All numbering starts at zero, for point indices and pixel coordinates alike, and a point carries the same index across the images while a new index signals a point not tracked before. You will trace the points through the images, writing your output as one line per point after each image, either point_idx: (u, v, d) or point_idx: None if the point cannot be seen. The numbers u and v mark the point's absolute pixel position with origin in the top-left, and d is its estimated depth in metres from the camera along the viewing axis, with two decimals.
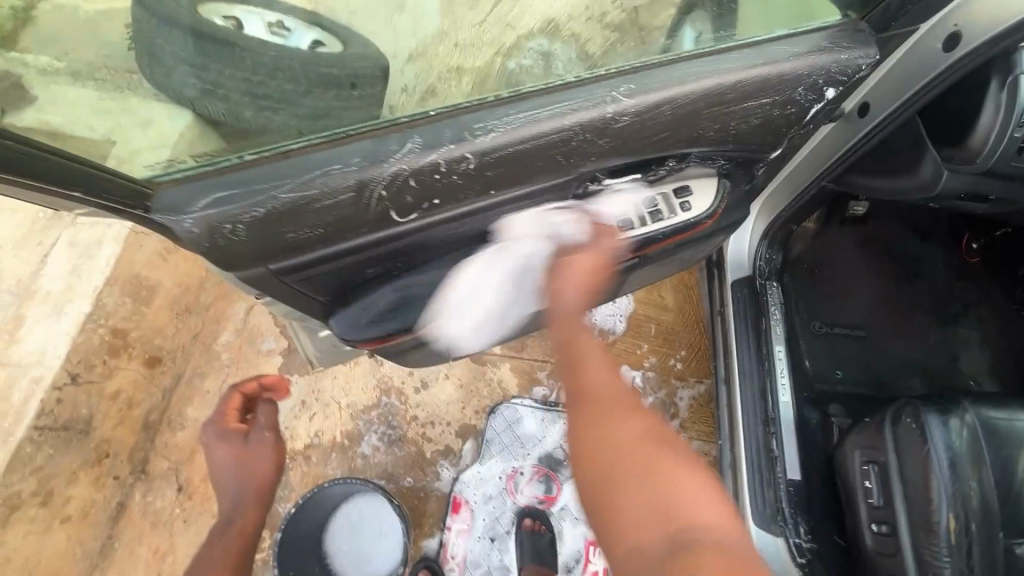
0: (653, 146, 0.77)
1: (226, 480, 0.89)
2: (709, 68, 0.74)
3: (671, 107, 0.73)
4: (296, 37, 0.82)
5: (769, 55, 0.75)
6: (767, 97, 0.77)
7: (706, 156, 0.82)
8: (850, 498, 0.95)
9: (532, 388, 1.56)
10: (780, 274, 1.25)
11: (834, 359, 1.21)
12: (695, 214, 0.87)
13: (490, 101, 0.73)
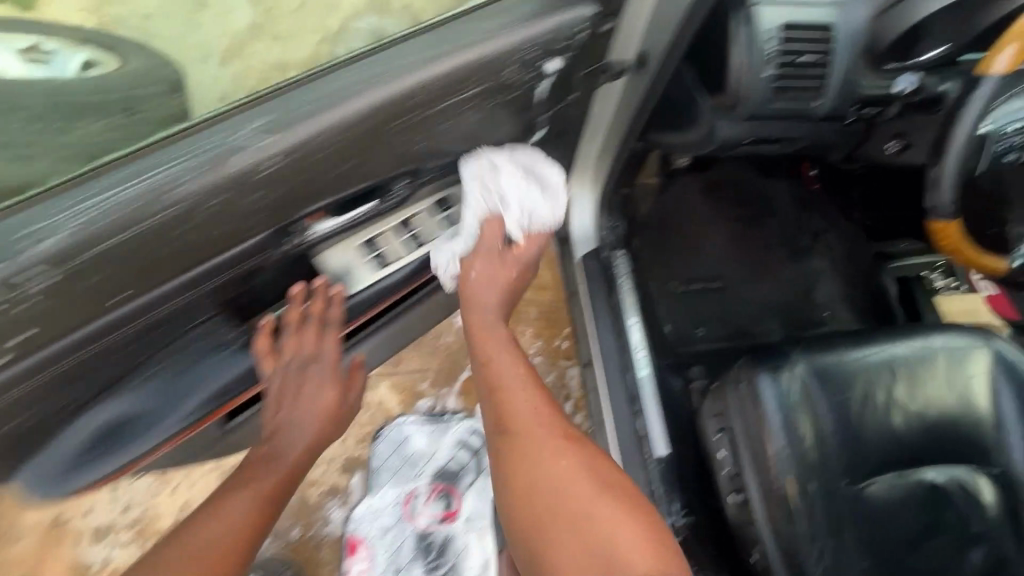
0: (344, 172, 0.64)
1: (291, 418, 0.74)
2: (371, 67, 0.62)
3: (348, 128, 0.60)
4: (60, 59, 0.62)
5: (442, 41, 0.65)
6: (464, 91, 0.67)
7: (438, 168, 0.78)
8: (713, 468, 0.91)
9: (416, 402, 1.47)
10: (626, 240, 1.18)
11: (693, 316, 1.16)
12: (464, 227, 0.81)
13: (52, 188, 0.53)
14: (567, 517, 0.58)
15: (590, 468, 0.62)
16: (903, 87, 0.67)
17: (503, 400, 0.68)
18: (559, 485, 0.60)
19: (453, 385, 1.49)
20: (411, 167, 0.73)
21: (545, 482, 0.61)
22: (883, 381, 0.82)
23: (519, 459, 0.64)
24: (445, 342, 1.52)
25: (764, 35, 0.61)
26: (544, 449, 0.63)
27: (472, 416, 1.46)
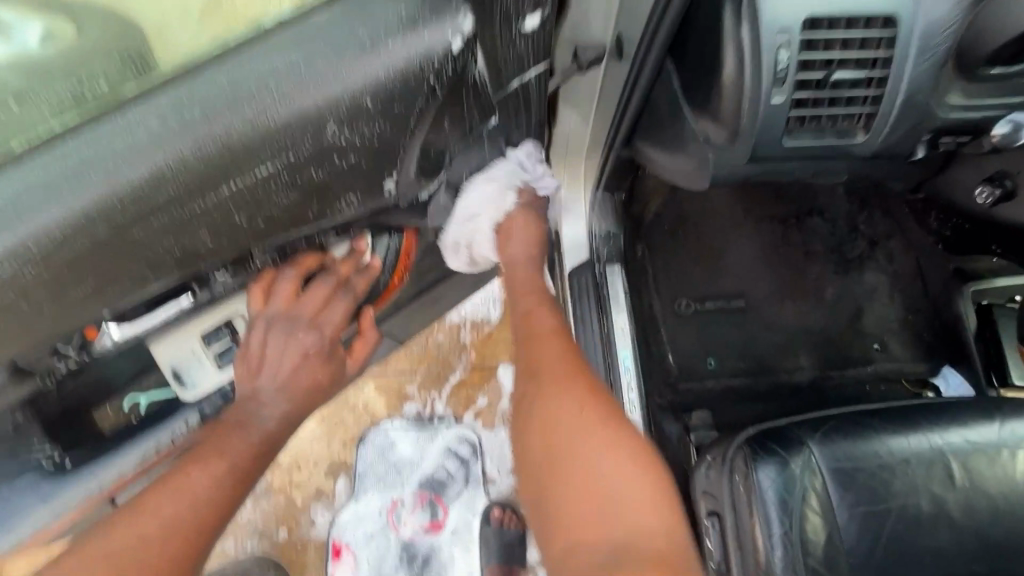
0: (81, 305, 0.47)
1: (263, 387, 0.64)
2: (73, 153, 0.41)
3: (54, 251, 0.42)
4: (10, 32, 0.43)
5: (193, 102, 0.42)
6: (244, 175, 0.45)
7: (277, 249, 0.55)
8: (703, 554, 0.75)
9: (402, 405, 1.36)
10: (625, 251, 0.97)
11: (704, 344, 0.97)
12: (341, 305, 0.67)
13: None
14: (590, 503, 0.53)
15: (633, 455, 0.56)
16: (1006, 133, 0.50)
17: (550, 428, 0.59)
18: (607, 469, 0.54)
19: (442, 387, 1.37)
20: (233, 257, 0.52)
21: (602, 483, 0.54)
22: (933, 487, 0.62)
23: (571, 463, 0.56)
24: (436, 341, 1.39)
25: (774, 41, 0.42)
26: (593, 417, 0.58)
27: (462, 423, 1.36)
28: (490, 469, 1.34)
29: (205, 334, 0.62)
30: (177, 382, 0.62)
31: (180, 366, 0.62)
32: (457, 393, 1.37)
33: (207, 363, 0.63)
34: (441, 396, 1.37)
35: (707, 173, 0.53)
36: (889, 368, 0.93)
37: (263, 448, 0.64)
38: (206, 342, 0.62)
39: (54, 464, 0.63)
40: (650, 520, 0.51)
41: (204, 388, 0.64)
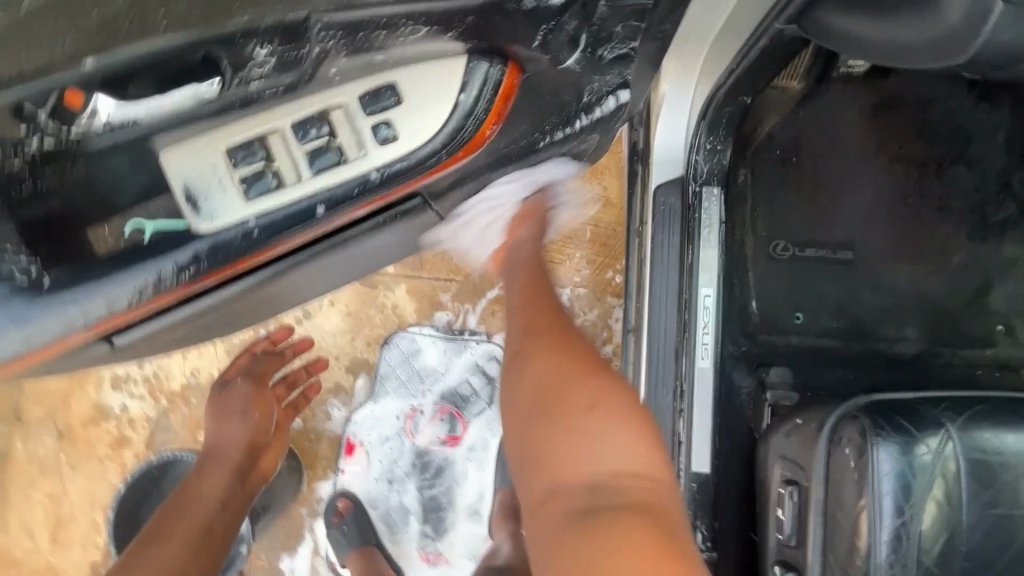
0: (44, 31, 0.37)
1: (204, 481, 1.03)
2: None
3: None
4: None
5: None
6: None
7: (344, 31, 0.44)
8: (763, 519, 0.68)
9: (433, 313, 1.29)
10: (728, 173, 0.82)
11: (794, 296, 0.84)
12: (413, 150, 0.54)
13: None
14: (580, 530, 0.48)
15: (598, 375, 0.58)
16: None
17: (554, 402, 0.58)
18: (597, 471, 0.52)
19: (477, 301, 1.28)
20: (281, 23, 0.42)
21: (584, 463, 0.52)
22: None
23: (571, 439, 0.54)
24: None
25: None
26: (598, 424, 0.54)
27: (493, 340, 1.28)
28: None
29: (234, 150, 0.50)
30: (189, 209, 0.50)
31: (194, 187, 0.50)
32: (492, 309, 1.28)
33: (231, 191, 0.51)
34: (475, 310, 1.28)
35: (981, 31, 0.41)
36: (1010, 355, 0.81)
37: (205, 529, 0.97)
38: (233, 155, 0.50)
39: (26, 279, 0.46)
40: (654, 465, 0.54)
41: (224, 224, 0.52)
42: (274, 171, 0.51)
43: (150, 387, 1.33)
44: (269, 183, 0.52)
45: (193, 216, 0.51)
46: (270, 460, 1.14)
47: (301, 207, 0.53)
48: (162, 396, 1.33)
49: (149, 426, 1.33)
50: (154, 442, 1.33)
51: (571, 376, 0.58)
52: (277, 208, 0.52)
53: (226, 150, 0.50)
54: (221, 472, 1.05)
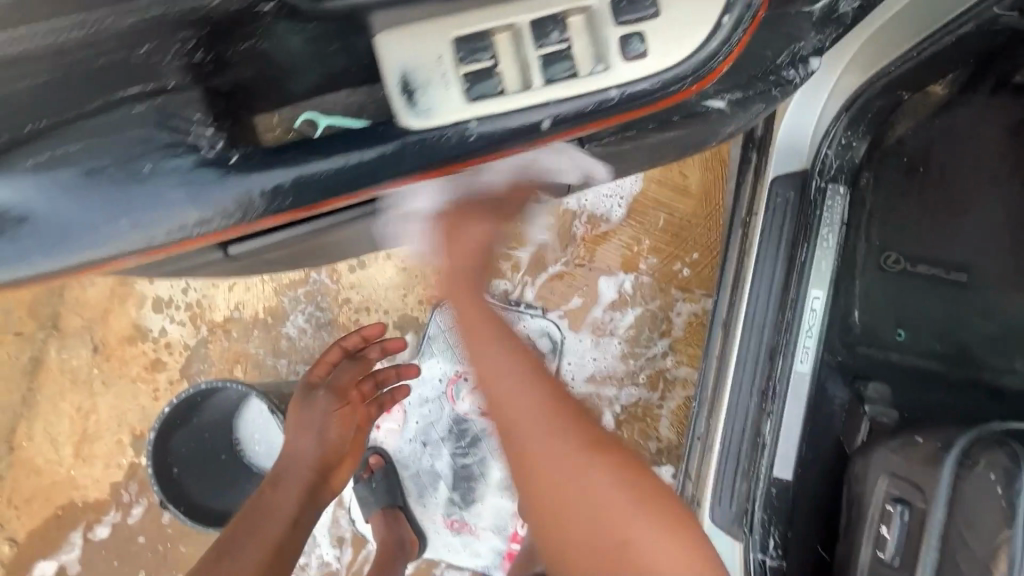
0: None
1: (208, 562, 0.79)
2: None
3: None
4: None
5: None
6: None
7: None
8: (854, 532, 0.66)
9: (491, 280, 1.25)
10: (855, 172, 0.78)
11: (899, 312, 0.80)
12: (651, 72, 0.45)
13: None
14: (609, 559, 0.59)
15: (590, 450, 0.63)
16: None
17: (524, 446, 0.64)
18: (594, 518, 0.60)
19: (538, 274, 1.25)
20: None
21: (595, 514, 0.60)
22: None
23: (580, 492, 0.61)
24: (544, 224, 1.25)
25: None
26: (596, 466, 0.62)
27: (548, 316, 1.24)
28: (565, 372, 1.24)
29: (460, 42, 0.44)
30: (400, 101, 0.45)
31: (413, 77, 0.45)
32: (552, 286, 1.25)
33: (454, 89, 0.45)
34: (534, 283, 1.25)
35: None
36: None
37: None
38: (460, 45, 0.44)
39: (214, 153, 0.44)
40: (665, 562, 0.58)
41: (439, 123, 0.45)
42: (493, 72, 0.45)
43: (191, 315, 1.30)
44: (494, 85, 0.45)
45: (400, 112, 0.45)
46: (340, 477, 1.01)
47: (524, 124, 0.46)
48: (203, 324, 1.30)
49: (186, 353, 1.30)
50: (189, 370, 1.30)
51: (536, 414, 0.65)
52: (506, 118, 0.46)
53: (454, 41, 0.44)
54: (297, 492, 0.93)
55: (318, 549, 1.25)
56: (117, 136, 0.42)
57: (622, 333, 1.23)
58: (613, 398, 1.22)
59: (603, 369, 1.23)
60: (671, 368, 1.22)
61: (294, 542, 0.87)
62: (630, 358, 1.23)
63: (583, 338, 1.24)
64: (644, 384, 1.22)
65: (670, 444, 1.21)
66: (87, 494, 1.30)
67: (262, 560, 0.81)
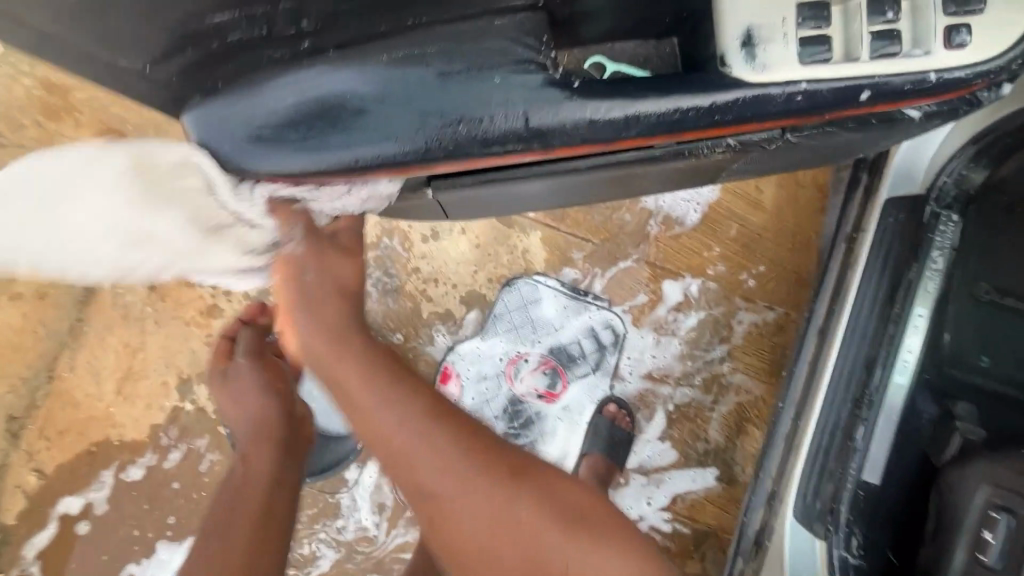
0: None
1: (227, 497, 0.77)
2: None
3: None
4: None
5: None
6: None
7: None
8: (948, 538, 0.70)
9: (562, 268, 1.27)
10: (966, 202, 0.82)
11: (986, 339, 0.82)
12: (963, 59, 0.52)
13: None
14: (531, 560, 0.67)
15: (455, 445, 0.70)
16: None
17: (415, 471, 0.69)
18: (486, 528, 0.68)
19: (608, 267, 1.27)
20: None
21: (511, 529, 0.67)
22: None
23: (459, 527, 0.68)
24: (620, 219, 1.28)
25: None
26: (494, 482, 0.69)
27: (613, 310, 1.27)
28: (624, 366, 1.27)
29: (806, 11, 0.52)
30: (741, 50, 0.52)
31: (757, 33, 0.52)
32: (621, 280, 1.27)
33: (788, 47, 0.52)
34: (603, 275, 1.27)
35: None
36: None
37: (264, 534, 0.74)
38: (803, 12, 0.52)
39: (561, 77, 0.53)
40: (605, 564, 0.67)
41: (771, 78, 0.52)
42: (823, 38, 0.52)
43: None
44: (826, 52, 0.51)
45: (735, 60, 0.52)
46: (304, 433, 0.88)
47: (838, 88, 0.52)
48: None
49: (245, 302, 1.29)
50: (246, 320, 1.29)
51: (422, 429, 0.70)
52: (824, 81, 0.52)
53: (799, 10, 0.52)
54: (266, 451, 0.81)
55: (357, 513, 1.25)
56: (472, 47, 0.53)
57: (683, 334, 1.26)
58: (668, 396, 1.25)
59: (661, 367, 1.26)
60: (727, 374, 1.25)
61: (286, 504, 0.79)
62: (688, 359, 1.26)
63: (644, 334, 1.27)
64: (699, 386, 1.25)
65: (717, 447, 1.25)
66: (124, 434, 1.27)
67: (256, 529, 0.74)
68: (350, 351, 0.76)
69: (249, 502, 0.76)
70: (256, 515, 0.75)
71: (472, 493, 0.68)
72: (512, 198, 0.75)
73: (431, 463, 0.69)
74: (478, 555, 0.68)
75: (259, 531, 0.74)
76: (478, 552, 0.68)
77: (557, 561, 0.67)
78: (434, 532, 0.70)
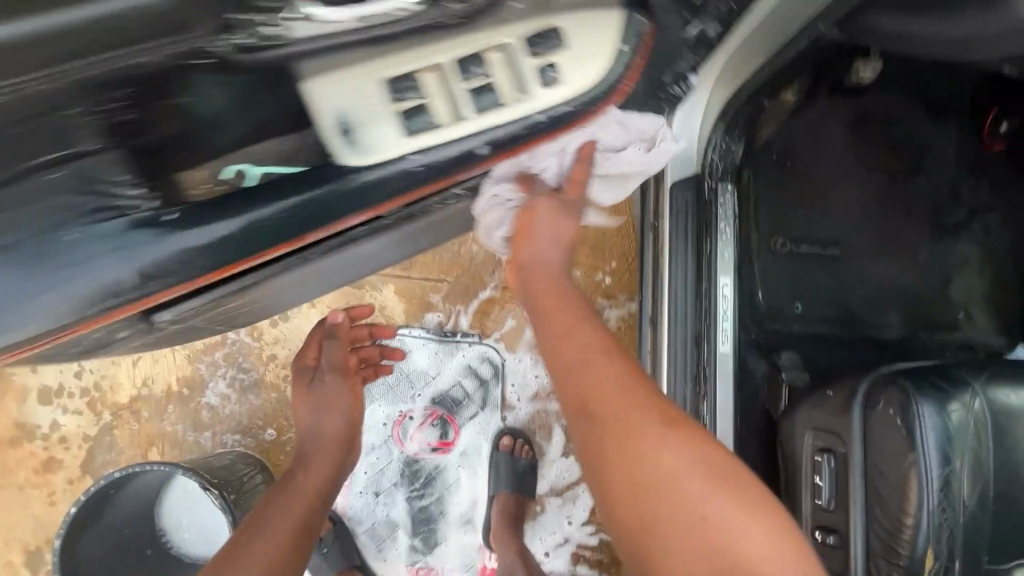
0: None
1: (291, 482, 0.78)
2: None
3: None
4: None
5: None
6: None
7: None
8: (795, 490, 0.72)
9: (424, 314, 1.25)
10: (737, 170, 0.88)
11: (793, 287, 0.91)
12: (569, 99, 0.52)
13: None
14: (640, 495, 0.47)
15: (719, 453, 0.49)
16: None
17: (605, 429, 0.50)
18: (688, 493, 0.46)
19: (469, 302, 1.26)
20: None
21: (656, 527, 0.46)
22: None
23: (663, 498, 0.46)
24: (468, 252, 1.27)
25: None
26: (674, 468, 0.47)
27: (486, 342, 1.26)
28: (510, 395, 1.25)
29: (393, 81, 0.47)
30: (342, 139, 0.48)
31: (353, 117, 0.48)
32: (485, 310, 1.26)
33: (391, 122, 0.49)
34: (467, 311, 1.26)
35: None
36: (975, 338, 0.91)
37: (298, 533, 0.71)
38: (393, 83, 0.47)
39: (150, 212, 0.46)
40: (754, 522, 0.45)
41: (377, 159, 0.50)
42: (422, 109, 0.49)
43: (89, 401, 1.16)
44: (427, 120, 0.50)
45: (338, 146, 0.49)
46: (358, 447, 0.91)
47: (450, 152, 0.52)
48: (105, 410, 1.16)
49: (86, 446, 1.15)
50: (92, 465, 1.15)
51: (631, 404, 0.50)
52: (437, 147, 0.51)
53: (386, 82, 0.47)
54: (326, 466, 0.83)
55: None
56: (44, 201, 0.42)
57: None
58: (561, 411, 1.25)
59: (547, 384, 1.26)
60: None
61: (318, 514, 0.77)
62: None
63: (522, 358, 1.26)
64: None
65: None
66: None
67: (286, 541, 0.69)
68: (610, 371, 0.52)
69: (290, 511, 0.73)
70: (286, 537, 0.70)
71: (681, 434, 0.49)
72: (284, 302, 0.73)
73: (613, 395, 0.51)
74: (629, 499, 0.47)
75: (283, 554, 0.67)
76: (626, 481, 0.47)
77: (699, 497, 0.46)
78: (598, 494, 0.50)
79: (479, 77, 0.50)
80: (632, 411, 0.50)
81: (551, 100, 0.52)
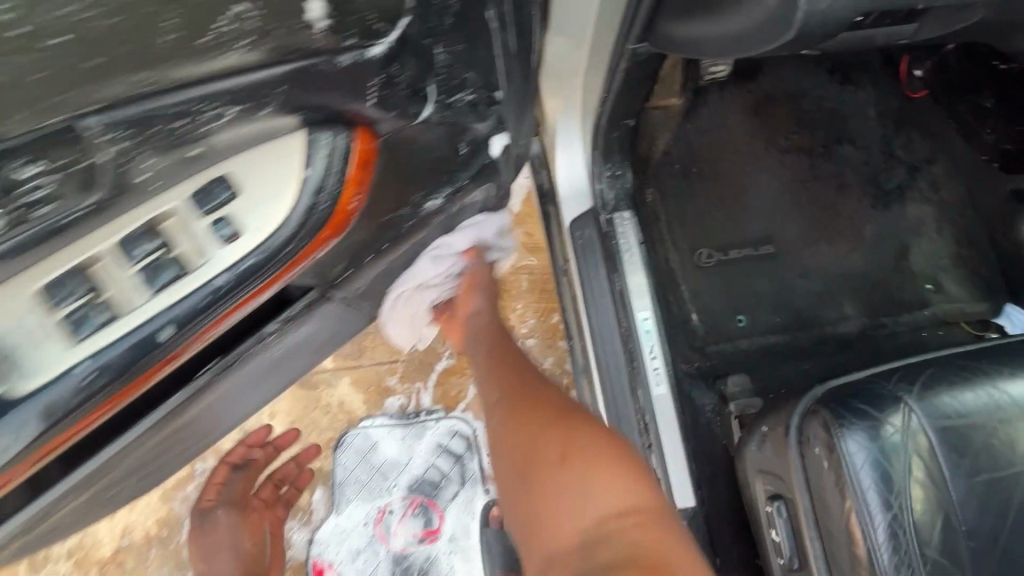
0: None
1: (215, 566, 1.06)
2: None
3: None
4: None
5: None
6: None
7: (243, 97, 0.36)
8: (760, 546, 0.62)
9: (384, 400, 1.19)
10: (634, 193, 0.82)
11: (731, 300, 0.83)
12: (282, 229, 0.45)
13: None
14: (558, 486, 0.55)
15: (631, 477, 0.55)
16: None
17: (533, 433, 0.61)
18: (588, 511, 0.53)
19: (427, 376, 1.20)
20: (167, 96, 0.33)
21: (565, 519, 0.54)
22: None
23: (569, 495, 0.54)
24: None
25: None
26: (579, 481, 0.55)
27: (454, 415, 1.20)
28: (489, 464, 1.18)
29: (45, 291, 0.38)
30: (23, 365, 0.39)
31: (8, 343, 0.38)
32: (445, 382, 1.21)
33: (52, 339, 0.39)
34: (427, 386, 1.20)
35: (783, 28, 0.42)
36: (949, 310, 0.80)
37: None
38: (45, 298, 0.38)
39: None
40: (632, 527, 0.51)
41: (53, 379, 0.40)
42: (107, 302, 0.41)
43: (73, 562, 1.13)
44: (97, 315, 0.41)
45: (20, 377, 0.39)
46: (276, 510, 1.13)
47: (143, 333, 0.43)
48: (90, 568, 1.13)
49: None
50: None
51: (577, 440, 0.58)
52: (115, 345, 0.41)
53: (31, 296, 0.37)
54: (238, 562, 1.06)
55: None
56: None
57: None
58: None
59: None
60: None
61: None
62: None
63: None
64: None
65: None
66: None
67: None
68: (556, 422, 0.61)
69: None
70: None
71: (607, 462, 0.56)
72: (176, 454, 0.68)
73: (562, 427, 0.60)
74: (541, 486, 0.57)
75: None
76: (542, 477, 0.57)
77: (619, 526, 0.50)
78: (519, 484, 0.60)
79: (148, 255, 0.41)
80: (551, 445, 0.58)
81: (244, 249, 0.44)
